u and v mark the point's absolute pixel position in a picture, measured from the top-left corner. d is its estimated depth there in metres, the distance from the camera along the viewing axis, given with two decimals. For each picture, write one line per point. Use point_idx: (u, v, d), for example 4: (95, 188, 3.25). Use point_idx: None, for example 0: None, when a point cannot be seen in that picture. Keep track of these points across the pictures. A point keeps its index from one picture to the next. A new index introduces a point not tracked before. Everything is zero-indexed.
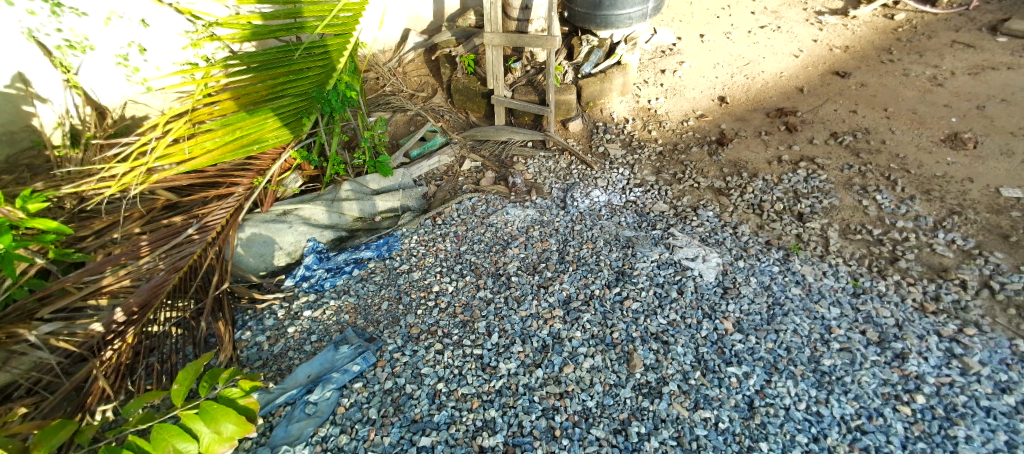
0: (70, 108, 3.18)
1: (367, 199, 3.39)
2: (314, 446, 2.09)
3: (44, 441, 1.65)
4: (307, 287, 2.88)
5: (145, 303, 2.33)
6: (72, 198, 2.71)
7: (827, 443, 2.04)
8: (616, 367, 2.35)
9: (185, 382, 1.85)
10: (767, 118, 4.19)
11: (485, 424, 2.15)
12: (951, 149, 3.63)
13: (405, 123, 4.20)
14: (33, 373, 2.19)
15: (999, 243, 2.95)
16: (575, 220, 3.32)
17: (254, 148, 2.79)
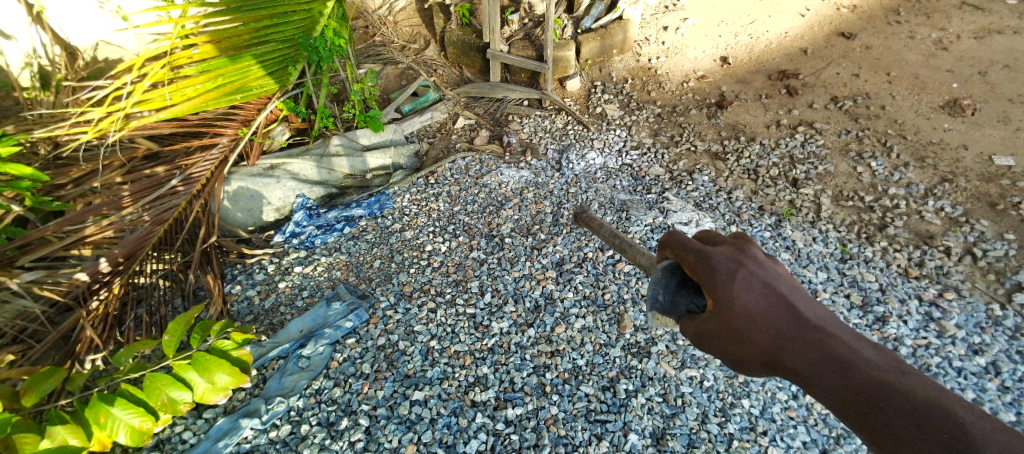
0: (36, 47, 2.90)
1: (358, 156, 3.32)
2: (308, 398, 2.11)
3: (36, 387, 1.66)
4: (297, 244, 2.84)
5: (131, 254, 2.30)
6: (46, 144, 2.57)
7: (806, 400, 2.10)
8: (606, 328, 2.37)
9: (176, 333, 1.83)
10: (769, 81, 4.11)
11: (477, 380, 2.17)
12: (949, 115, 3.61)
13: (396, 77, 4.04)
14: (17, 322, 2.14)
15: (987, 210, 2.98)
16: (570, 182, 3.27)
17: (237, 97, 2.72)
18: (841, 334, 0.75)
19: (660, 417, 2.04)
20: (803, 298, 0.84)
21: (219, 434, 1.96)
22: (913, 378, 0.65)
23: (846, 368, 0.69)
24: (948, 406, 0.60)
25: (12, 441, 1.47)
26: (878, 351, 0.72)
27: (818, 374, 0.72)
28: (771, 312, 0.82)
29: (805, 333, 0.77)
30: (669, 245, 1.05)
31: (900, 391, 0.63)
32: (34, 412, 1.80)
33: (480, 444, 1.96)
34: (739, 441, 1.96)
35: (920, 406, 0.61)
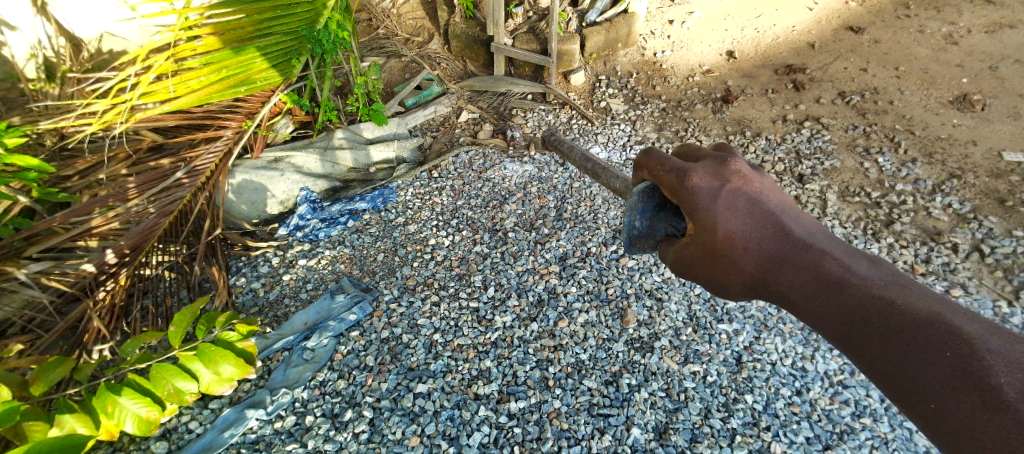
0: (41, 38, 2.91)
1: (362, 149, 3.33)
2: (313, 390, 2.13)
3: (44, 375, 1.68)
4: (301, 237, 2.85)
5: (137, 246, 2.31)
6: (52, 135, 2.58)
7: (809, 396, 2.10)
8: (609, 323, 2.37)
9: (181, 324, 1.85)
10: (775, 75, 4.07)
11: (480, 374, 2.18)
12: (958, 110, 3.57)
13: (400, 70, 4.04)
14: (26, 312, 2.17)
15: (996, 207, 2.95)
16: (574, 177, 3.25)
17: (240, 89, 2.75)
18: (830, 253, 0.88)
19: (663, 412, 2.04)
20: (788, 215, 0.97)
21: (225, 425, 1.98)
22: (901, 289, 0.79)
23: (838, 287, 0.83)
24: (930, 310, 0.74)
25: (21, 429, 1.50)
26: (867, 265, 0.85)
27: (813, 293, 0.86)
28: (759, 237, 0.96)
29: (795, 256, 0.90)
30: (655, 169, 1.13)
31: (890, 303, 0.77)
32: (43, 401, 1.83)
33: (483, 437, 1.96)
34: (742, 436, 1.96)
35: (907, 315, 0.74)
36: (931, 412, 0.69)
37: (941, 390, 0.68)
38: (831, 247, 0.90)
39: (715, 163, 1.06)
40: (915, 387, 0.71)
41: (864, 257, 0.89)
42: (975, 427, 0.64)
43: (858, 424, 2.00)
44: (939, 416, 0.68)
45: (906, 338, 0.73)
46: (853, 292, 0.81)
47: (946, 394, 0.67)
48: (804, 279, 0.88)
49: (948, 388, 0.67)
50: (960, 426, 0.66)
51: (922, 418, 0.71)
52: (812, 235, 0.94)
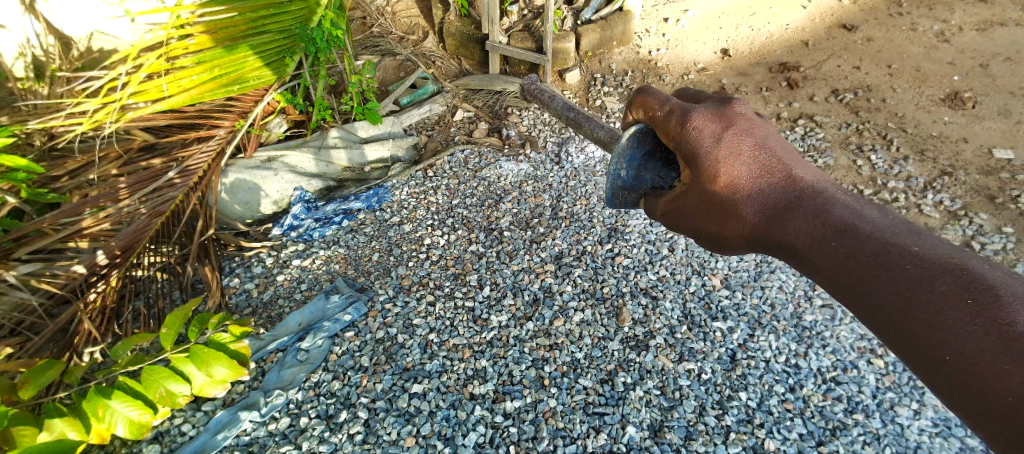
0: (30, 37, 2.87)
1: (356, 148, 3.31)
2: (307, 391, 2.12)
3: (34, 378, 1.66)
4: (295, 237, 2.83)
5: (128, 247, 2.30)
6: (41, 134, 2.54)
7: (803, 393, 2.11)
8: (605, 321, 2.37)
9: (173, 326, 1.83)
10: (769, 73, 4.09)
11: (475, 373, 2.18)
12: (950, 108, 3.59)
13: (394, 68, 4.00)
14: (15, 314, 2.14)
15: (986, 204, 2.98)
16: (569, 175, 3.24)
17: (234, 88, 2.75)
18: (836, 201, 0.91)
19: (658, 410, 2.05)
20: (792, 167, 1.02)
21: (218, 427, 1.97)
22: (915, 237, 0.79)
23: (848, 234, 0.84)
24: (943, 256, 0.74)
25: (10, 434, 1.47)
26: (876, 215, 0.87)
27: (818, 238, 0.87)
28: (762, 185, 1.01)
29: (799, 204, 0.94)
30: (656, 112, 1.18)
31: (905, 250, 0.76)
32: (32, 405, 1.81)
33: (479, 436, 1.96)
34: (736, 434, 1.97)
35: (923, 261, 0.74)
36: (945, 364, 0.67)
37: (953, 336, 0.67)
38: (836, 196, 0.93)
39: (720, 107, 1.13)
40: (923, 333, 0.70)
41: (875, 208, 0.90)
42: (985, 373, 0.63)
43: (851, 420, 2.02)
44: (951, 366, 0.67)
45: (924, 286, 0.71)
46: (864, 238, 0.81)
47: (960, 342, 0.66)
48: (810, 226, 0.90)
49: (964, 335, 0.66)
50: (970, 372, 0.65)
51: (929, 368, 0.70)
52: (819, 186, 0.97)
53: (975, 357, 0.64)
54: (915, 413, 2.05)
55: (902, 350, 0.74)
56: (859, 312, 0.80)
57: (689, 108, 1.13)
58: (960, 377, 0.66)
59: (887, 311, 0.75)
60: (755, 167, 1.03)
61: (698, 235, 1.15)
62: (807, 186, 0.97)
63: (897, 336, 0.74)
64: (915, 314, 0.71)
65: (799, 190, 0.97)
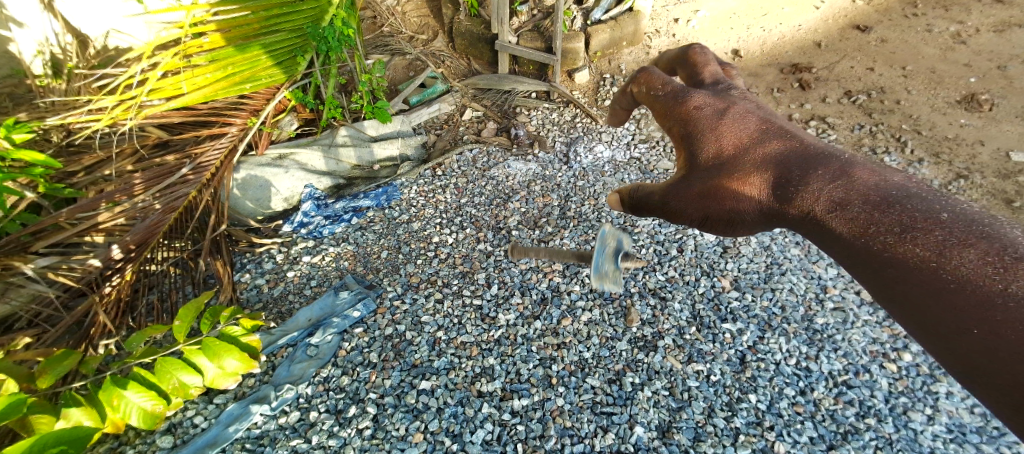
0: (49, 36, 2.90)
1: (365, 146, 3.33)
2: (317, 386, 2.14)
3: (52, 367, 1.70)
4: (305, 234, 2.86)
5: (143, 241, 2.33)
6: (59, 131, 2.58)
7: (813, 396, 2.09)
8: (613, 321, 2.37)
9: (186, 319, 1.86)
10: (780, 74, 4.06)
11: (483, 371, 2.18)
12: (966, 110, 3.54)
13: (404, 68, 4.03)
14: (32, 306, 2.21)
15: (1002, 207, 2.94)
16: (578, 176, 3.24)
17: (246, 86, 2.77)
18: (852, 171, 0.84)
19: (666, 410, 2.04)
20: (797, 139, 1.01)
21: (229, 419, 1.99)
22: (942, 199, 0.72)
23: (868, 197, 0.77)
24: (974, 222, 0.66)
25: (29, 421, 1.54)
26: (900, 177, 0.80)
27: (822, 203, 0.83)
28: (763, 158, 1.02)
29: (810, 170, 0.90)
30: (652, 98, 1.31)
31: (931, 216, 0.69)
32: (49, 394, 1.85)
33: (487, 434, 1.97)
34: (745, 436, 1.96)
35: (951, 228, 0.66)
36: (971, 338, 0.60)
37: (981, 309, 0.59)
38: (854, 159, 0.88)
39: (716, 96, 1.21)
40: (948, 304, 0.63)
41: (900, 170, 0.84)
42: (1005, 345, 0.57)
43: (862, 424, 2.00)
44: (977, 341, 0.60)
45: (949, 255, 0.64)
46: (879, 200, 0.76)
47: (991, 315, 0.58)
48: (824, 190, 0.84)
49: (996, 309, 0.58)
50: (998, 348, 0.57)
51: (952, 343, 0.63)
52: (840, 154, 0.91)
53: (1006, 327, 0.57)
54: (929, 418, 2.02)
55: (926, 325, 0.67)
56: (875, 279, 0.74)
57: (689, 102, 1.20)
58: (989, 353, 0.59)
59: (900, 279, 0.69)
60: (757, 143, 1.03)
61: (706, 217, 1.15)
62: (824, 154, 0.92)
63: (918, 309, 0.68)
64: (947, 299, 0.63)
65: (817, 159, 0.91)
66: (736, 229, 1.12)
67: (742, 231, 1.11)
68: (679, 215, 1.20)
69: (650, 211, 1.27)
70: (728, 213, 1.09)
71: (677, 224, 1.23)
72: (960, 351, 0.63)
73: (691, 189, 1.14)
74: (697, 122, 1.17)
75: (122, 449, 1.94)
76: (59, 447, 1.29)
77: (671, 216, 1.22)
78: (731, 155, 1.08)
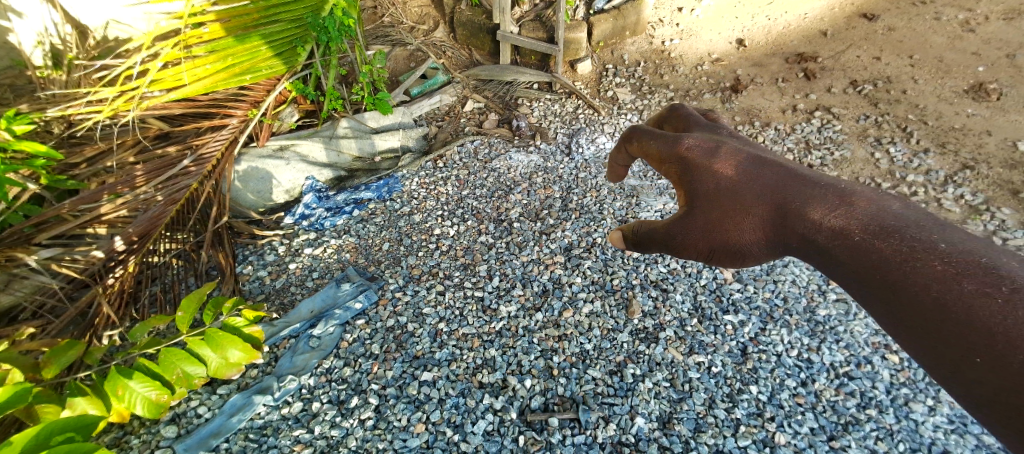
0: (48, 26, 2.89)
1: (366, 138, 3.33)
2: (319, 377, 2.15)
3: (56, 358, 1.71)
4: (306, 226, 2.86)
5: (145, 233, 2.35)
6: (59, 123, 2.59)
7: (814, 387, 2.10)
8: (614, 313, 2.37)
9: (189, 310, 1.87)
10: (785, 64, 4.01)
11: (485, 362, 2.19)
12: (973, 100, 3.50)
13: (405, 58, 4.00)
14: (36, 297, 2.22)
15: (1008, 198, 2.92)
16: (580, 167, 3.22)
17: (246, 77, 2.79)
18: (853, 203, 0.88)
19: (667, 401, 2.04)
20: (795, 172, 1.05)
21: (233, 410, 2.01)
22: (939, 229, 0.75)
23: (868, 228, 0.81)
24: (972, 252, 0.69)
25: (34, 410, 1.58)
26: (898, 206, 0.84)
27: (827, 238, 0.87)
28: (763, 195, 1.05)
29: (811, 202, 0.94)
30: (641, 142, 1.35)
31: (930, 246, 0.72)
32: (54, 384, 1.87)
33: (488, 424, 1.98)
34: (746, 427, 1.96)
35: (950, 258, 0.69)
36: (975, 367, 0.63)
37: (984, 338, 0.62)
38: (853, 189, 0.92)
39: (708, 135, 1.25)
40: (952, 334, 0.66)
41: (897, 199, 0.88)
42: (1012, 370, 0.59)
43: (863, 415, 2.00)
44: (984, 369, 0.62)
45: (951, 284, 0.67)
46: (879, 231, 0.80)
47: (993, 343, 0.61)
48: (825, 220, 0.89)
49: (997, 337, 0.60)
50: (1004, 375, 0.59)
51: (959, 372, 0.66)
52: (839, 184, 0.96)
53: (1007, 355, 0.59)
54: (931, 409, 2.02)
55: (932, 354, 0.69)
56: (880, 308, 0.77)
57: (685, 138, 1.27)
58: (994, 381, 0.61)
59: (905, 308, 0.72)
60: (757, 176, 1.08)
61: (712, 250, 1.19)
62: (823, 184, 0.97)
63: (924, 337, 0.71)
64: (955, 328, 0.65)
65: (817, 190, 0.96)
66: (742, 261, 1.16)
67: (750, 261, 1.15)
68: (684, 248, 1.25)
69: (654, 247, 1.31)
70: (733, 244, 1.14)
71: (683, 257, 1.27)
72: (968, 381, 0.65)
73: (695, 221, 1.19)
74: (692, 159, 1.19)
75: (127, 439, 1.96)
76: (65, 435, 1.31)
77: (677, 250, 1.27)
78: (730, 187, 1.11)
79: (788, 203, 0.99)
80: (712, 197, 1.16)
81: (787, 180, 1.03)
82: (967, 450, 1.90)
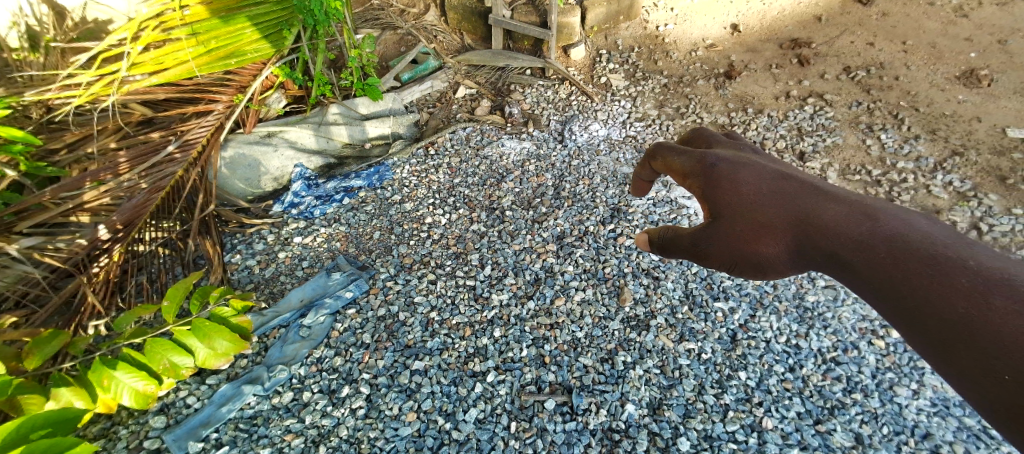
0: (23, 6, 2.75)
1: (357, 125, 3.28)
2: (310, 367, 2.14)
3: (39, 348, 1.69)
4: (296, 214, 2.82)
5: (129, 222, 2.31)
6: (38, 107, 2.52)
7: (802, 373, 2.12)
8: (606, 301, 2.38)
9: (175, 299, 1.85)
10: (780, 49, 3.98)
11: (476, 351, 2.20)
12: (964, 86, 3.50)
13: (395, 43, 3.93)
14: (19, 286, 2.15)
15: (996, 185, 2.94)
16: (573, 155, 3.20)
17: (232, 61, 2.77)
18: (880, 219, 0.87)
19: (657, 388, 2.06)
20: (822, 189, 1.04)
21: (222, 400, 2.01)
22: (967, 246, 0.74)
23: (894, 243, 0.80)
24: (999, 268, 0.68)
25: (18, 402, 1.56)
26: (926, 223, 0.83)
27: (852, 253, 0.86)
28: (788, 210, 1.05)
29: (837, 217, 0.93)
30: (664, 157, 1.38)
31: (958, 263, 0.71)
32: (39, 374, 1.85)
33: (479, 412, 1.99)
34: (734, 412, 1.98)
35: (977, 275, 0.68)
36: (1004, 384, 0.61)
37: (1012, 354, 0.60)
38: (882, 205, 0.92)
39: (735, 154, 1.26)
40: (979, 350, 0.64)
41: (925, 217, 0.87)
42: None
43: (849, 399, 2.03)
44: (1010, 385, 0.60)
45: (980, 300, 0.65)
46: (906, 247, 0.78)
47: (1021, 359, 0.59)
48: (850, 234, 0.88)
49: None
50: None
51: (986, 389, 0.64)
52: (865, 201, 0.95)
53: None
54: (914, 392, 2.06)
55: (959, 371, 0.68)
56: (908, 323, 0.76)
57: (707, 154, 1.28)
58: (1022, 399, 0.60)
59: (933, 322, 0.70)
60: (782, 192, 1.08)
61: (734, 261, 1.19)
62: (849, 200, 0.97)
63: (950, 353, 0.69)
64: (982, 343, 0.64)
65: (842, 206, 0.96)
66: (764, 273, 1.16)
67: (772, 275, 1.14)
68: (708, 256, 1.24)
69: (677, 252, 1.30)
70: (755, 256, 1.13)
71: (705, 266, 1.26)
72: (997, 399, 0.64)
73: (718, 232, 1.19)
74: (717, 175, 1.21)
75: (116, 430, 1.95)
76: (47, 429, 1.29)
77: (700, 257, 1.26)
78: (757, 203, 1.11)
79: (813, 218, 0.98)
80: (736, 209, 1.15)
81: (811, 195, 1.03)
82: (949, 432, 1.93)
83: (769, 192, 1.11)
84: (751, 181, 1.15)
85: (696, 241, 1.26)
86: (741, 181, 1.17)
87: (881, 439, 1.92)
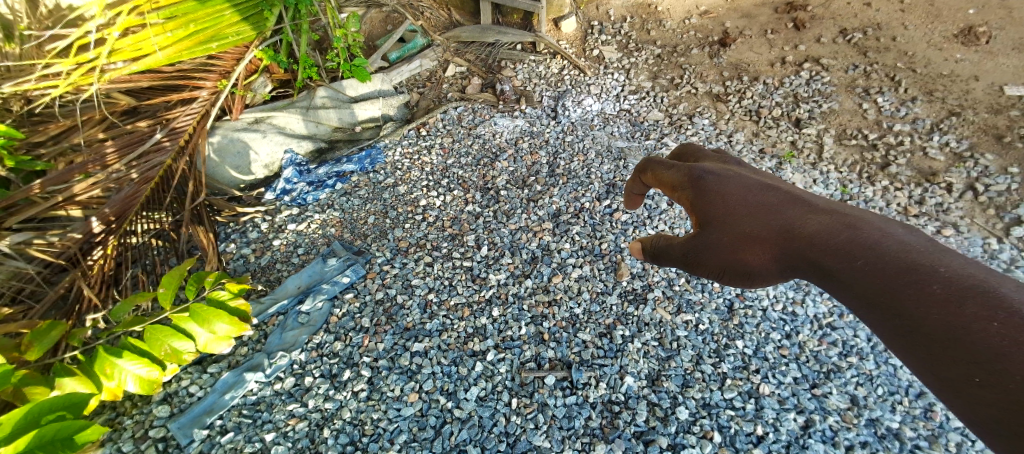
0: None
1: (345, 107, 3.22)
2: (310, 352, 2.16)
3: (38, 340, 1.70)
4: (289, 201, 2.80)
5: (121, 213, 2.30)
6: (18, 99, 2.47)
7: (798, 339, 2.15)
8: (603, 276, 2.39)
9: (170, 286, 1.84)
10: (775, 14, 3.89)
11: (475, 331, 2.22)
12: (963, 44, 3.44)
13: (381, 22, 3.78)
14: (13, 282, 2.13)
15: (993, 144, 2.94)
16: (566, 130, 3.17)
17: (212, 45, 2.75)
18: (861, 230, 0.86)
19: (655, 360, 2.09)
20: (806, 199, 1.03)
21: (225, 387, 2.03)
22: (941, 253, 0.74)
23: (871, 251, 0.80)
24: (973, 276, 0.67)
25: (23, 393, 1.58)
26: (904, 233, 0.83)
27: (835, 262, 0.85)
28: (773, 222, 1.03)
29: (820, 228, 0.92)
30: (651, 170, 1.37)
31: (931, 270, 0.71)
32: (41, 367, 1.87)
33: (480, 390, 2.02)
34: (732, 380, 2.02)
35: (949, 280, 0.68)
36: (976, 387, 0.61)
37: (985, 356, 0.60)
38: (864, 216, 0.91)
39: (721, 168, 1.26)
40: (953, 354, 0.64)
41: (902, 224, 0.87)
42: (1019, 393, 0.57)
43: (844, 363, 2.07)
44: (984, 389, 0.60)
45: (953, 307, 0.65)
46: (884, 257, 0.78)
47: (995, 362, 0.59)
48: (832, 243, 0.87)
49: (994, 357, 0.59)
50: (1007, 395, 0.58)
51: (961, 392, 0.64)
52: (847, 211, 0.95)
53: (1007, 374, 0.58)
54: None
55: (937, 375, 0.67)
56: (891, 330, 0.75)
57: (695, 166, 1.28)
58: (998, 402, 0.59)
59: (911, 327, 0.70)
60: (768, 205, 1.07)
61: (724, 269, 1.18)
62: (832, 210, 0.96)
63: (927, 356, 0.69)
64: (960, 347, 0.63)
65: (824, 216, 0.95)
66: (753, 281, 1.14)
67: (761, 283, 1.13)
68: (700, 265, 1.23)
69: (669, 261, 1.29)
70: (744, 265, 1.12)
71: (698, 275, 1.25)
72: (970, 402, 0.64)
73: (708, 242, 1.18)
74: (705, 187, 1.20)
75: (121, 420, 1.98)
76: (57, 413, 1.30)
77: (692, 267, 1.25)
78: (745, 214, 1.10)
79: (797, 229, 0.97)
80: (723, 221, 1.14)
81: (794, 207, 1.02)
82: None
83: (755, 205, 1.09)
84: (736, 192, 1.15)
85: (686, 251, 1.25)
86: (726, 191, 1.17)
87: (876, 400, 1.96)
